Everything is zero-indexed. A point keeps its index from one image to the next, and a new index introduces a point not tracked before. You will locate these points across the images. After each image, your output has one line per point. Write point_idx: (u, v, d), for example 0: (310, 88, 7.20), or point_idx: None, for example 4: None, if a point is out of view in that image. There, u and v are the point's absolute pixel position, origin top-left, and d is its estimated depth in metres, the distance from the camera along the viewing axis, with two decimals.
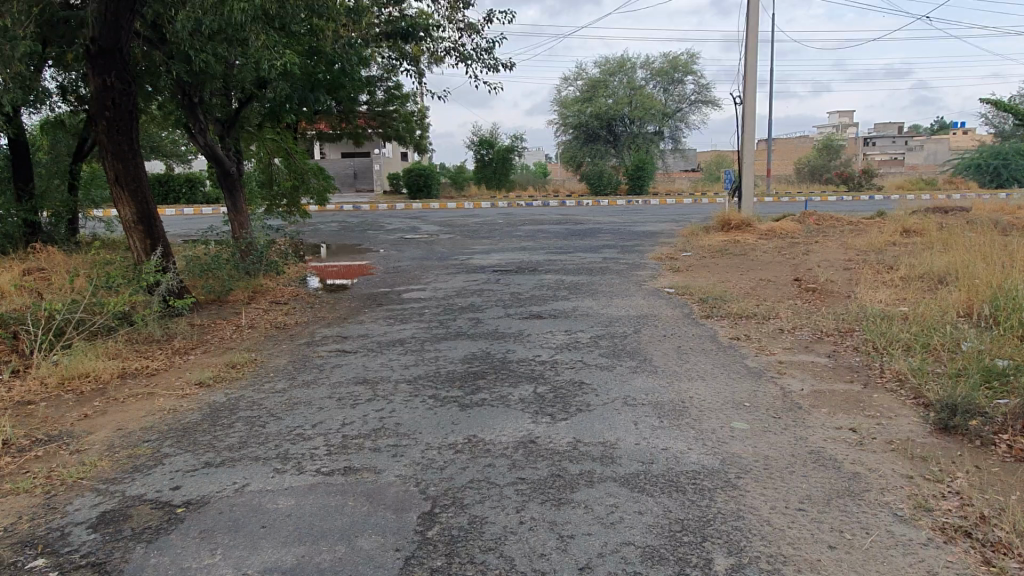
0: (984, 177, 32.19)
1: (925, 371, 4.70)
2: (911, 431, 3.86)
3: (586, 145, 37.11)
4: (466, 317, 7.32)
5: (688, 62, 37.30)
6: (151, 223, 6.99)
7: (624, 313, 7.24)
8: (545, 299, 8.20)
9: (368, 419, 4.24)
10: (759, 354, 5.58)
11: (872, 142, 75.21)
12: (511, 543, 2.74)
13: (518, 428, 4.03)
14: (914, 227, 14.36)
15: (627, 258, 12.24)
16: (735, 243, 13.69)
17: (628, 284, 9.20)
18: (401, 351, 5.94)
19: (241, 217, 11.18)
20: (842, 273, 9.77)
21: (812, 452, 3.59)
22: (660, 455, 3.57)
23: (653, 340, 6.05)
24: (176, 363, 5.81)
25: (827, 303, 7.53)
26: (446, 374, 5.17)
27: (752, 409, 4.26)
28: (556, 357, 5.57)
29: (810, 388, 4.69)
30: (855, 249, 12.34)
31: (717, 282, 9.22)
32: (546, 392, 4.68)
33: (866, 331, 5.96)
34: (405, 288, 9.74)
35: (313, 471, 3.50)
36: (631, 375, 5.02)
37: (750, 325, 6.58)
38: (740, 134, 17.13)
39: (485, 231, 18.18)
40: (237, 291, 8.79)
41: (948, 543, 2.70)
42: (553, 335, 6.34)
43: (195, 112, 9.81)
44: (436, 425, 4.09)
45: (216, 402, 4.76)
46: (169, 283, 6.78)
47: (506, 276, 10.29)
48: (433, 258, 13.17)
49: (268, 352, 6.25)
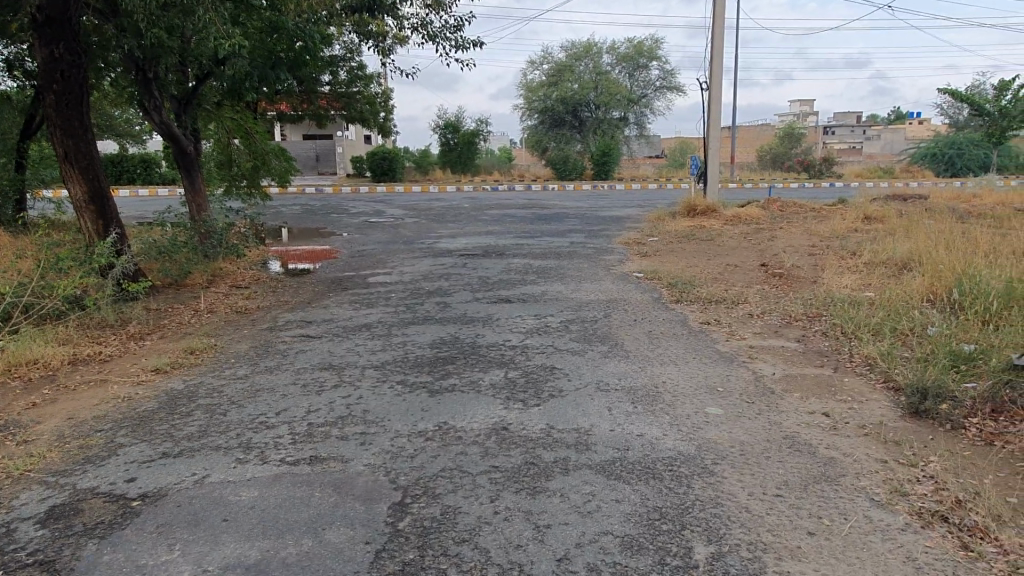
0: (939, 166, 32.89)
1: (893, 356, 4.72)
2: (882, 415, 3.86)
3: (552, 130, 36.99)
4: (434, 301, 7.17)
5: (653, 47, 37.35)
6: (103, 203, 6.69)
7: (594, 298, 7.17)
8: (514, 283, 8.10)
9: (334, 406, 4.10)
10: (730, 338, 5.57)
11: (832, 131, 76.40)
12: (486, 534, 2.64)
13: (489, 414, 3.93)
14: (875, 214, 14.58)
15: (595, 243, 12.18)
16: (701, 229, 13.75)
17: (597, 268, 9.14)
18: (368, 336, 5.78)
19: (199, 198, 10.82)
20: (808, 259, 9.83)
21: (787, 437, 3.57)
22: (636, 441, 3.50)
23: (624, 325, 5.99)
24: (131, 349, 5.58)
25: (795, 289, 7.56)
26: (414, 360, 5.04)
27: (725, 394, 4.23)
28: (526, 341, 5.48)
29: (782, 372, 4.69)
30: (818, 235, 12.47)
31: (686, 267, 9.22)
32: (517, 378, 4.58)
33: (834, 315, 5.99)
34: (371, 272, 9.54)
35: (277, 461, 3.35)
36: (603, 360, 4.96)
37: (719, 310, 6.56)
38: (707, 120, 17.17)
39: (452, 215, 17.99)
40: (196, 275, 8.52)
41: (926, 528, 2.68)
42: (522, 319, 6.25)
43: (149, 88, 9.50)
44: (405, 412, 3.97)
45: (173, 390, 4.57)
46: (124, 266, 6.51)
47: (473, 260, 10.14)
48: (399, 242, 12.97)
49: (228, 337, 6.04)
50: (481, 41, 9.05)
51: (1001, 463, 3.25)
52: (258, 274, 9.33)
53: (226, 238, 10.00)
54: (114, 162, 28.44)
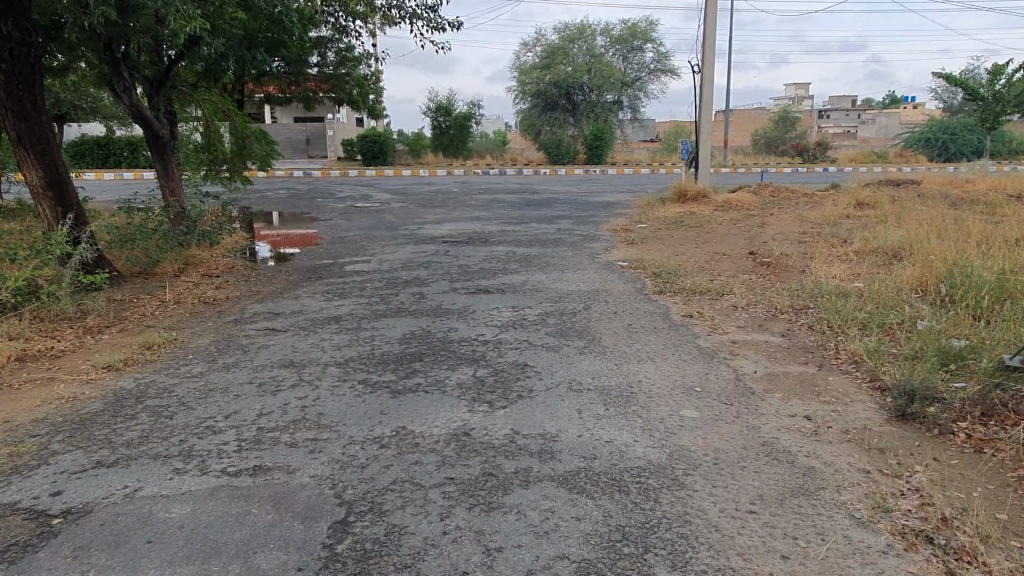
0: (933, 151, 32.61)
1: (881, 353, 4.51)
2: (867, 419, 3.65)
3: (545, 114, 36.56)
4: (409, 292, 6.93)
5: (647, 29, 36.90)
6: (62, 188, 6.40)
7: (575, 288, 6.94)
8: (494, 272, 7.86)
9: (289, 408, 3.87)
10: (712, 333, 5.35)
11: (827, 114, 76.04)
12: (430, 559, 2.42)
13: (451, 418, 3.71)
14: (868, 199, 14.36)
15: (582, 229, 11.94)
16: (691, 215, 13.51)
17: (581, 256, 8.91)
18: (335, 330, 5.55)
19: (172, 183, 10.47)
20: (798, 247, 9.60)
21: (765, 444, 3.35)
22: (604, 448, 3.29)
23: (604, 318, 5.76)
24: (87, 343, 5.34)
25: (783, 278, 7.34)
26: (380, 356, 4.80)
27: (703, 394, 4.02)
28: (500, 336, 5.24)
29: (763, 370, 4.47)
30: (810, 222, 12.23)
31: (673, 255, 8.98)
32: (485, 376, 4.35)
33: (821, 308, 5.78)
34: (350, 259, 9.27)
35: (217, 471, 3.12)
36: (578, 356, 4.73)
37: (703, 302, 6.34)
38: (698, 104, 16.88)
39: (440, 200, 17.68)
40: (166, 263, 8.25)
41: (909, 551, 2.47)
42: (498, 311, 6.01)
43: (118, 69, 9.19)
44: (363, 416, 3.74)
45: (122, 389, 4.33)
46: (82, 255, 6.24)
47: (455, 247, 9.89)
48: (383, 228, 12.70)
49: (190, 330, 5.80)
50: (461, 22, 8.75)
51: (991, 473, 3.05)
52: (232, 262, 9.07)
53: (200, 224, 9.70)
54: (99, 145, 27.96)
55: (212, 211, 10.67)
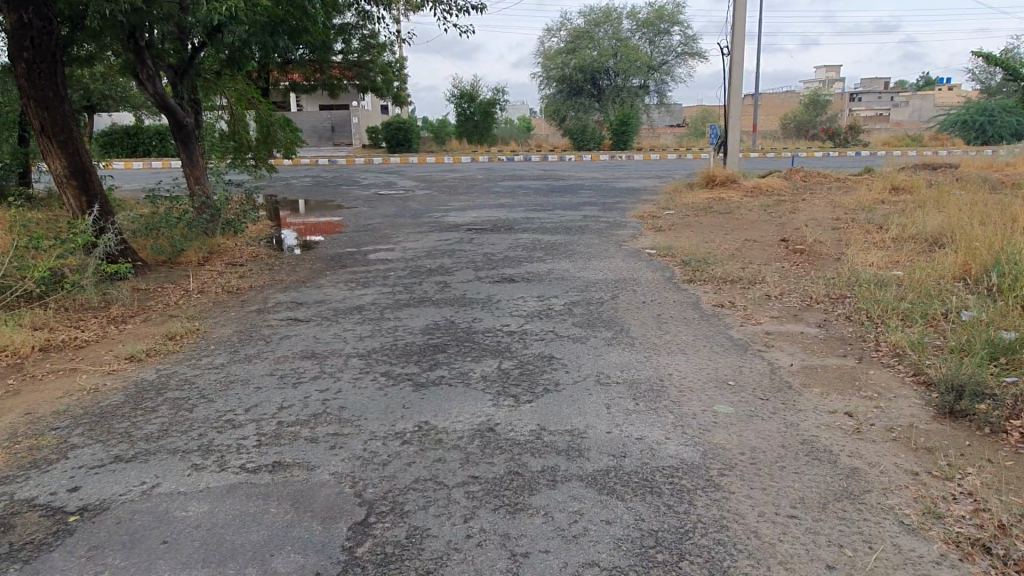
0: (970, 133, 31.69)
1: (925, 346, 4.30)
2: (912, 416, 3.46)
3: (570, 99, 36.17)
4: (433, 281, 6.82)
5: (674, 12, 36.29)
6: (86, 178, 6.39)
7: (602, 277, 6.78)
8: (520, 260, 7.72)
9: (310, 401, 3.78)
10: (744, 323, 5.17)
11: (858, 97, 74.42)
12: (454, 565, 2.31)
13: (476, 412, 3.59)
14: (903, 183, 13.95)
15: (608, 216, 11.74)
16: (720, 201, 13.24)
17: (608, 244, 8.73)
18: (358, 320, 5.46)
19: (196, 171, 10.44)
20: (832, 234, 9.32)
21: (805, 443, 3.19)
22: (634, 446, 3.15)
23: (632, 308, 5.60)
24: (111, 333, 5.32)
25: (817, 266, 7.11)
26: (403, 348, 4.70)
27: (737, 388, 3.85)
28: (525, 326, 5.11)
29: (800, 363, 4.29)
30: (843, 208, 11.91)
31: (702, 242, 8.77)
32: (510, 369, 4.23)
33: (859, 298, 5.57)
34: (374, 247, 9.20)
35: (236, 468, 3.04)
36: (606, 348, 4.59)
37: (735, 290, 6.14)
38: (727, 87, 16.51)
39: (465, 187, 17.56)
40: (191, 252, 8.23)
41: (965, 562, 2.30)
42: (524, 301, 5.88)
43: (142, 57, 9.16)
44: (385, 410, 3.64)
45: (144, 380, 4.28)
46: (106, 245, 6.23)
47: (480, 235, 9.77)
48: (407, 215, 12.62)
49: (213, 320, 5.75)
50: (485, 5, 8.58)
51: None
52: (256, 250, 9.04)
53: (225, 213, 9.68)
54: (129, 134, 28.27)
55: (236, 200, 10.64)
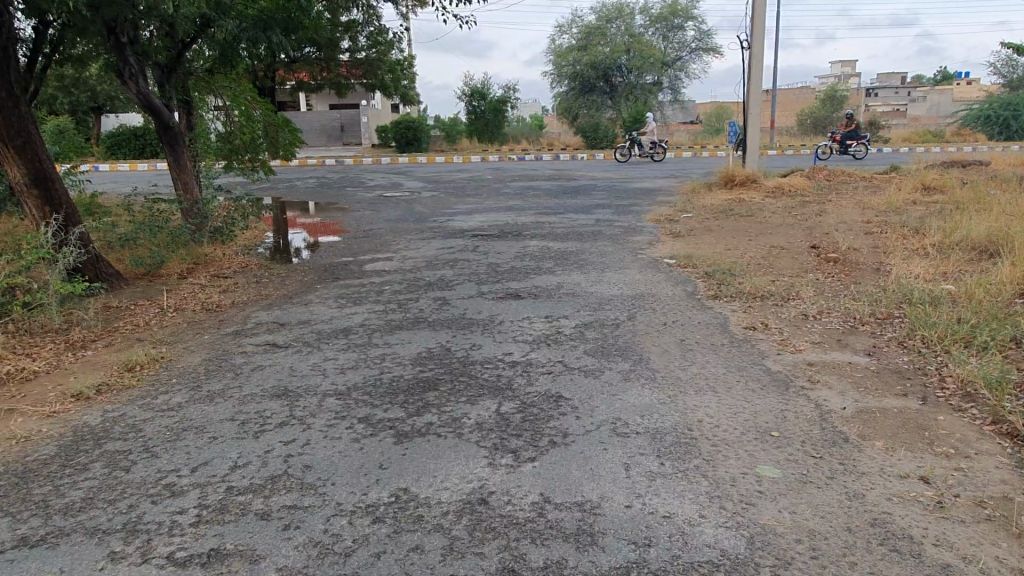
0: (993, 129, 30.60)
1: (1004, 385, 3.63)
2: (1005, 483, 2.81)
3: (582, 97, 35.42)
4: (431, 297, 6.21)
5: (688, 7, 35.57)
6: (48, 186, 5.91)
7: (617, 292, 6.14)
8: (527, 272, 7.10)
9: (270, 459, 3.16)
10: (782, 351, 4.51)
11: (874, 93, 73.38)
12: None
13: (466, 475, 2.97)
14: (934, 183, 13.18)
15: (623, 220, 11.08)
16: (741, 202, 12.57)
17: (623, 251, 8.09)
18: (343, 346, 4.84)
19: (184, 176, 9.59)
20: (865, 240, 8.62)
21: (876, 524, 2.54)
22: (660, 529, 2.51)
23: (651, 331, 4.95)
24: (65, 363, 4.74)
25: (856, 279, 6.43)
26: (389, 385, 4.07)
27: (784, 442, 3.20)
28: (530, 356, 4.48)
29: (853, 405, 3.63)
30: (872, 210, 11.20)
31: (724, 250, 8.11)
32: (511, 414, 3.58)
33: (910, 320, 4.90)
34: (372, 256, 8.61)
35: (161, 560, 2.43)
36: (624, 386, 3.93)
37: (767, 309, 5.49)
38: (746, 82, 15.80)
39: (473, 188, 16.96)
40: (174, 263, 7.67)
41: None
42: (530, 322, 5.24)
43: (124, 54, 8.56)
44: (356, 472, 3.02)
45: (85, 426, 3.69)
46: (69, 259, 5.66)
47: (486, 242, 9.15)
48: (411, 219, 12.04)
49: (182, 345, 5.16)
50: None
51: None
52: (247, 259, 8.47)
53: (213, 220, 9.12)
54: (137, 135, 27.70)
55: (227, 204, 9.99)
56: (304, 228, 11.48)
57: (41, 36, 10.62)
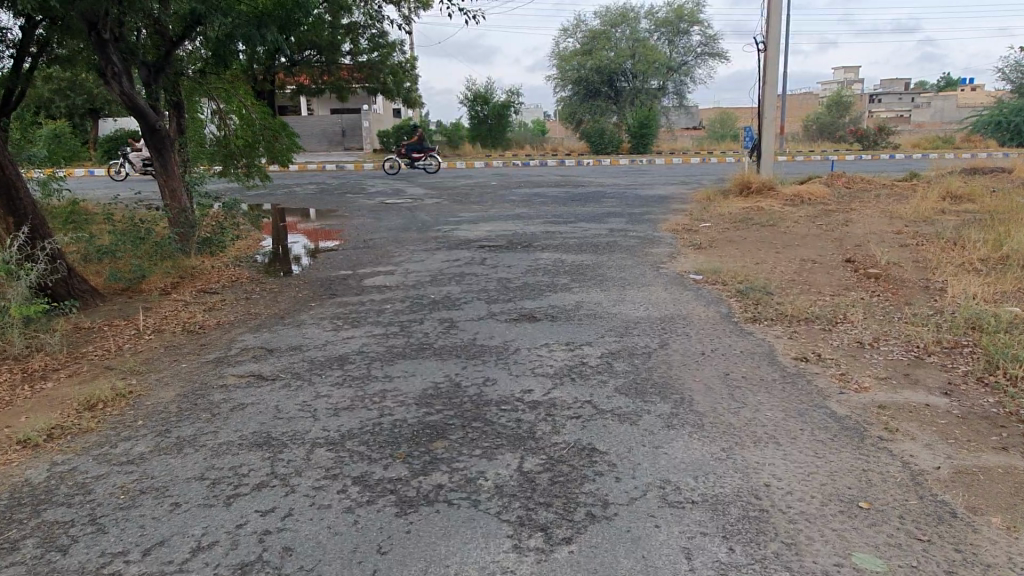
0: (1003, 136, 29.67)
1: None
2: None
3: (586, 102, 34.84)
4: (438, 318, 5.61)
5: (694, 11, 35.08)
6: (11, 194, 5.43)
7: (643, 313, 5.55)
8: (542, 289, 6.51)
9: (242, 538, 2.55)
10: (844, 388, 3.90)
11: (878, 98, 72.94)
12: None
13: (486, 566, 2.35)
14: (960, 190, 12.55)
15: (637, 230, 10.49)
16: (759, 210, 11.97)
17: (643, 266, 7.49)
18: (338, 379, 4.24)
19: (173, 183, 8.84)
20: (902, 254, 8.00)
21: None
22: None
23: (688, 363, 4.34)
24: (18, 399, 4.13)
25: (906, 299, 5.82)
26: (390, 432, 3.45)
27: (879, 517, 2.59)
28: (552, 394, 3.87)
29: (948, 463, 3.03)
30: (901, 219, 10.60)
31: (753, 264, 7.51)
32: (536, 473, 2.97)
33: (986, 351, 4.30)
34: (371, 269, 8.01)
35: None
36: (668, 436, 3.32)
37: (815, 334, 4.89)
38: (761, 86, 15.23)
39: (478, 195, 16.36)
40: (156, 278, 7.06)
41: None
42: (549, 351, 4.64)
43: (107, 51, 7.85)
44: (348, 559, 2.41)
45: (23, 485, 3.07)
46: (32, 276, 5.06)
47: (494, 254, 8.55)
48: (413, 228, 11.46)
49: (156, 375, 4.56)
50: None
51: None
52: (239, 272, 7.87)
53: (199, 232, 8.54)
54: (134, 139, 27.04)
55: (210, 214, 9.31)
56: (302, 233, 11.24)
57: (25, 36, 10.09)
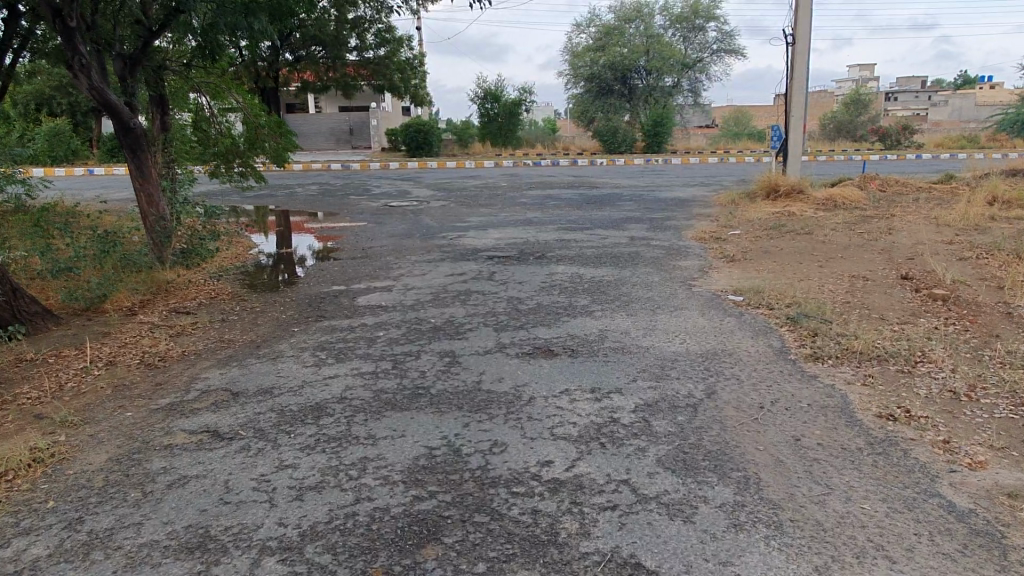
0: None
1: None
2: None
3: (599, 100, 33.92)
4: (437, 351, 4.75)
5: (710, 6, 34.08)
6: None
7: (682, 347, 4.67)
8: (558, 313, 5.65)
9: None
10: (957, 465, 3.01)
11: (894, 96, 71.56)
12: None
13: None
14: (1007, 195, 11.58)
15: (660, 237, 9.60)
16: (790, 216, 11.07)
17: (673, 284, 6.61)
18: (307, 441, 3.40)
19: (150, 187, 7.94)
20: (963, 269, 7.09)
21: None
22: None
23: (748, 421, 3.47)
24: None
25: (991, 331, 4.91)
26: (365, 529, 2.61)
27: None
28: (577, 470, 3.01)
29: None
30: (949, 228, 9.66)
31: (797, 282, 6.60)
32: None
33: None
34: (367, 284, 7.17)
35: None
36: (740, 546, 2.45)
37: (896, 381, 4.00)
38: (788, 84, 14.31)
39: (487, 197, 15.50)
40: (122, 296, 6.25)
41: None
42: (572, 401, 3.77)
43: (75, 41, 6.84)
44: None
45: None
46: None
47: (504, 268, 7.70)
48: (416, 234, 10.62)
49: (91, 428, 3.73)
50: None
51: None
52: (220, 287, 7.05)
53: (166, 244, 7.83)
54: None
55: (185, 223, 8.59)
56: (308, 233, 10.76)
57: None
